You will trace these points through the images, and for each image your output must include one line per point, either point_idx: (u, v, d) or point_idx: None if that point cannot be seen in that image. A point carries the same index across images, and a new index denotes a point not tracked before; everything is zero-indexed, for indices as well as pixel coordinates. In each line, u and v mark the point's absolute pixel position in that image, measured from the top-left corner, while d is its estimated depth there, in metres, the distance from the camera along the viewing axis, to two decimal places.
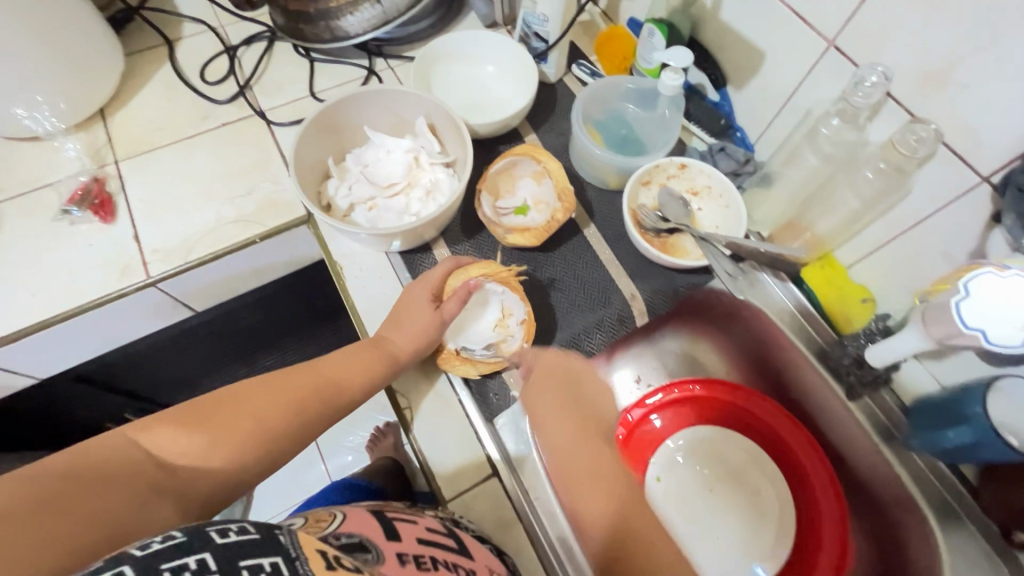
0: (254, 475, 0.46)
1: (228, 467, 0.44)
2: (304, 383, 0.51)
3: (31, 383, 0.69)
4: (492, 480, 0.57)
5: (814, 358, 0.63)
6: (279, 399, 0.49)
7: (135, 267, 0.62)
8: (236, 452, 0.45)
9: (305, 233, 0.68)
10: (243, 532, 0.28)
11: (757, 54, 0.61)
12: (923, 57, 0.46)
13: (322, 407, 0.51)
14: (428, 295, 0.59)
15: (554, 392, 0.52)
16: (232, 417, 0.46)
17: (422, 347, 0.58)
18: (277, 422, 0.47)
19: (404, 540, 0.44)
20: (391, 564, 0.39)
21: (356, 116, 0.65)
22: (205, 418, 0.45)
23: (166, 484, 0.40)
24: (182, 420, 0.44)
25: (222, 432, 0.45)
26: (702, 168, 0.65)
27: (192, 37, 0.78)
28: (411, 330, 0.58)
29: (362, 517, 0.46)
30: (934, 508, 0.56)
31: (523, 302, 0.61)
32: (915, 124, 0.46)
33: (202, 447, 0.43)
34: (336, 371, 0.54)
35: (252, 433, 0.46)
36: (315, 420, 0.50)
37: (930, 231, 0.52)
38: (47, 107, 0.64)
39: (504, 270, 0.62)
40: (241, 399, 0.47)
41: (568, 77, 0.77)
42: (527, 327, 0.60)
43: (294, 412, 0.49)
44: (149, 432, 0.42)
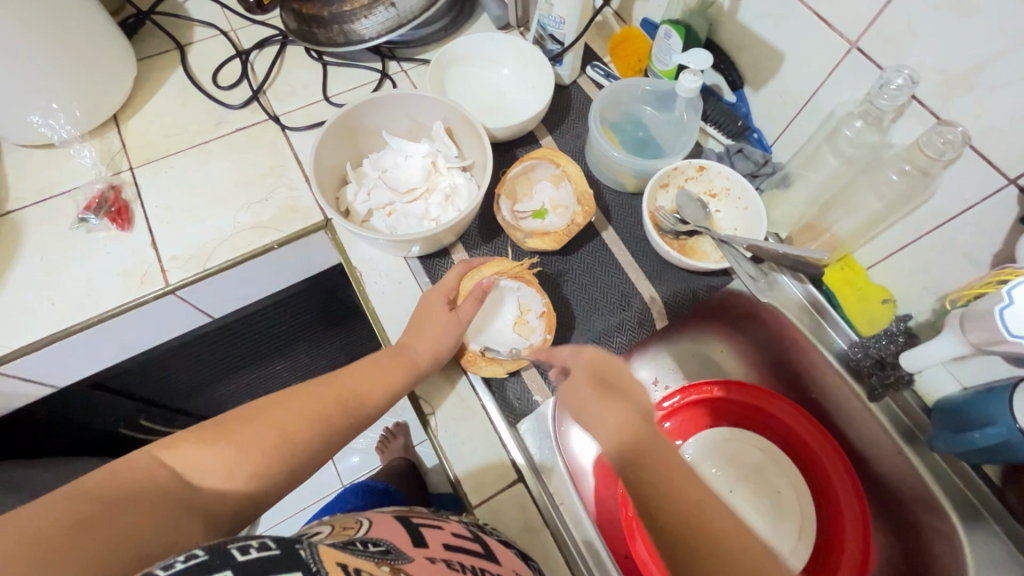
0: (284, 484, 0.46)
1: (252, 484, 0.44)
2: (326, 394, 0.50)
3: (49, 393, 0.69)
4: (518, 485, 0.56)
5: (833, 358, 0.64)
6: (302, 410, 0.48)
7: (154, 275, 0.62)
8: (259, 465, 0.44)
9: (323, 239, 0.68)
10: (264, 549, 0.28)
11: (776, 56, 0.60)
12: (950, 60, 0.46)
13: (346, 419, 0.50)
14: (441, 301, 0.58)
15: (592, 383, 0.47)
16: (256, 430, 0.45)
17: (442, 354, 0.57)
18: (302, 435, 0.47)
19: (432, 545, 0.43)
20: (418, 562, 0.39)
21: (373, 120, 0.64)
22: (228, 433, 0.44)
23: (191, 504, 0.40)
24: (202, 436, 0.43)
25: (245, 446, 0.44)
26: (721, 170, 0.65)
27: (204, 41, 0.78)
28: (432, 336, 0.57)
29: (389, 525, 0.46)
30: (958, 508, 0.57)
31: (540, 295, 0.61)
32: (941, 127, 0.46)
33: (226, 464, 0.43)
34: (359, 380, 0.53)
35: (275, 448, 0.45)
36: (339, 432, 0.49)
37: (953, 233, 0.52)
38: (62, 115, 0.64)
39: (516, 265, 0.62)
40: (265, 412, 0.47)
41: (582, 79, 0.77)
42: (546, 320, 0.60)
43: (318, 422, 0.48)
44: (175, 450, 0.42)
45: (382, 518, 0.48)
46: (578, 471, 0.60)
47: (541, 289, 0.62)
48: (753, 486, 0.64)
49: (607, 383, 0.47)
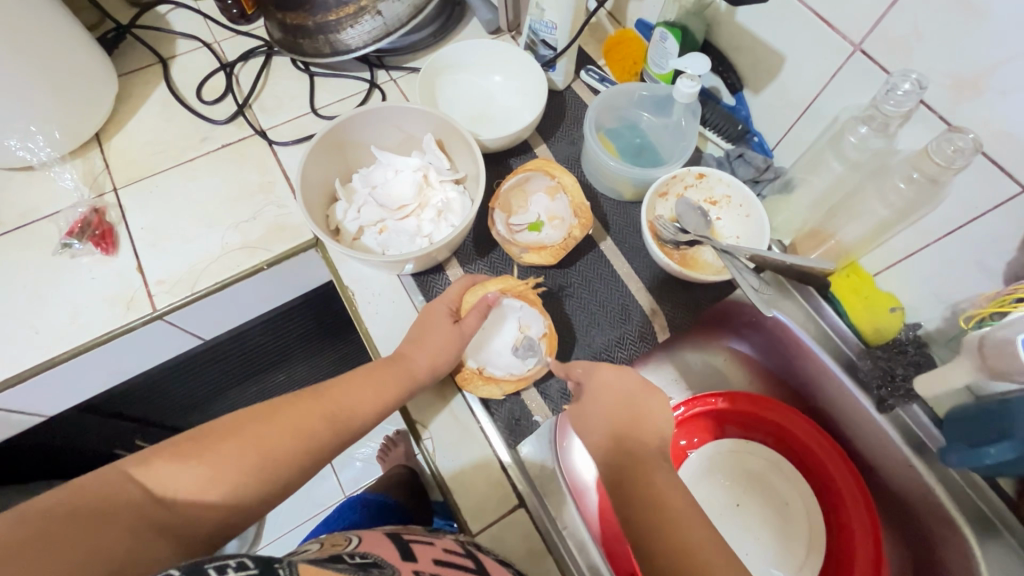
0: (262, 502, 0.45)
1: (228, 500, 0.43)
2: (312, 408, 0.48)
3: (38, 421, 0.67)
4: (519, 510, 0.54)
5: (841, 368, 0.61)
6: (286, 424, 0.46)
7: (141, 300, 0.60)
8: (235, 488, 0.43)
9: (314, 257, 0.66)
10: (242, 568, 0.27)
11: (777, 59, 0.58)
12: (959, 63, 0.44)
13: (331, 435, 0.48)
14: (445, 313, 0.57)
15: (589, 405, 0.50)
16: (237, 447, 0.44)
17: (441, 366, 0.55)
18: (281, 451, 0.45)
19: (420, 561, 0.43)
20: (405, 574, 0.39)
21: (362, 134, 0.63)
22: (206, 449, 0.43)
23: (165, 522, 0.40)
24: (180, 452, 0.42)
25: (222, 464, 0.43)
26: (721, 177, 0.63)
27: (187, 54, 0.76)
28: (432, 346, 0.55)
29: (379, 541, 0.45)
30: (972, 521, 0.55)
31: (543, 316, 0.58)
32: (951, 134, 0.44)
33: (203, 482, 0.42)
34: (348, 392, 0.51)
35: (255, 464, 0.44)
36: (325, 449, 0.48)
37: (962, 241, 0.50)
38: (41, 137, 0.62)
39: (521, 283, 0.60)
40: (245, 425, 0.45)
41: (576, 83, 0.74)
42: (547, 342, 0.58)
43: (301, 438, 0.46)
44: (147, 464, 0.41)
45: (373, 536, 0.47)
46: (581, 488, 0.58)
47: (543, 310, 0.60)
48: (758, 496, 0.64)
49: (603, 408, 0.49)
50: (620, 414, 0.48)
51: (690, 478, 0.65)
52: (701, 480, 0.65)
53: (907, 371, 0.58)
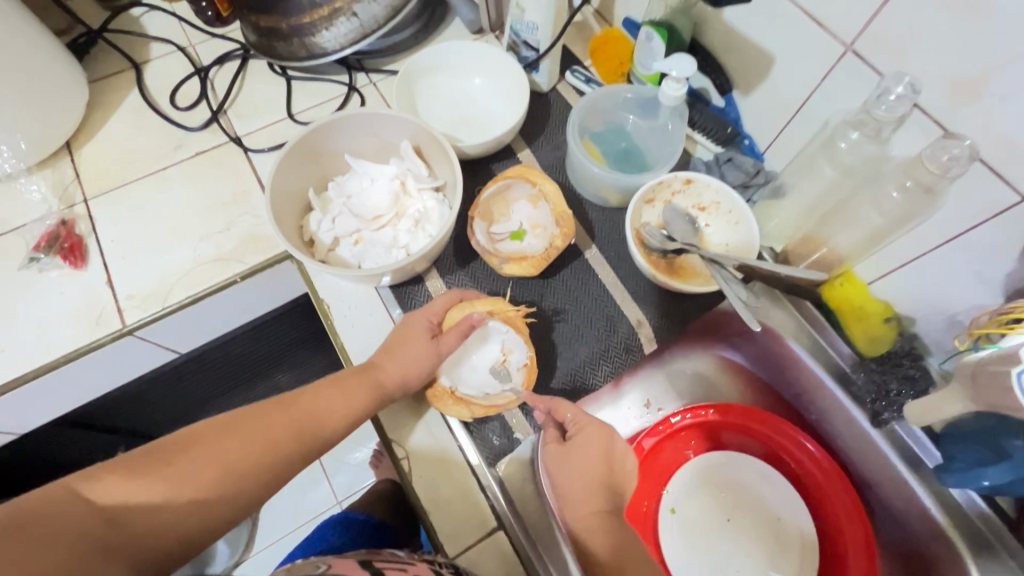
0: (227, 516, 0.43)
1: (188, 514, 0.41)
2: (278, 419, 0.47)
3: (10, 438, 0.65)
4: (498, 533, 0.52)
5: (834, 382, 0.59)
6: (250, 435, 0.45)
7: (110, 315, 0.59)
8: (195, 502, 0.41)
9: (290, 269, 0.64)
10: None
11: (766, 59, 0.56)
12: (954, 65, 0.41)
13: (300, 445, 0.47)
14: (425, 326, 0.55)
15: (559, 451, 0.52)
16: (198, 460, 0.42)
17: (413, 379, 0.53)
18: (247, 463, 0.44)
19: None
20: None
21: (336, 141, 0.60)
22: (162, 464, 0.41)
23: (120, 543, 0.37)
24: (135, 467, 0.40)
25: (182, 477, 0.41)
26: (709, 183, 0.61)
27: (161, 59, 0.74)
28: (405, 359, 0.53)
29: (350, 567, 0.44)
30: (969, 542, 0.53)
31: (527, 346, 0.56)
32: (946, 141, 0.42)
33: (161, 494, 0.40)
34: (316, 401, 0.50)
35: (218, 477, 0.42)
36: (291, 461, 0.46)
37: (959, 251, 0.48)
38: (7, 148, 0.60)
39: (511, 308, 0.57)
40: (206, 438, 0.44)
41: (561, 85, 0.72)
42: (527, 372, 0.55)
43: (268, 450, 0.45)
44: (97, 481, 0.38)
45: (342, 563, 0.45)
46: None
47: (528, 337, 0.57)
48: (747, 514, 0.62)
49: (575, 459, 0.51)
50: (597, 475, 0.50)
51: (678, 493, 0.63)
52: (690, 495, 0.63)
53: (901, 387, 0.55)
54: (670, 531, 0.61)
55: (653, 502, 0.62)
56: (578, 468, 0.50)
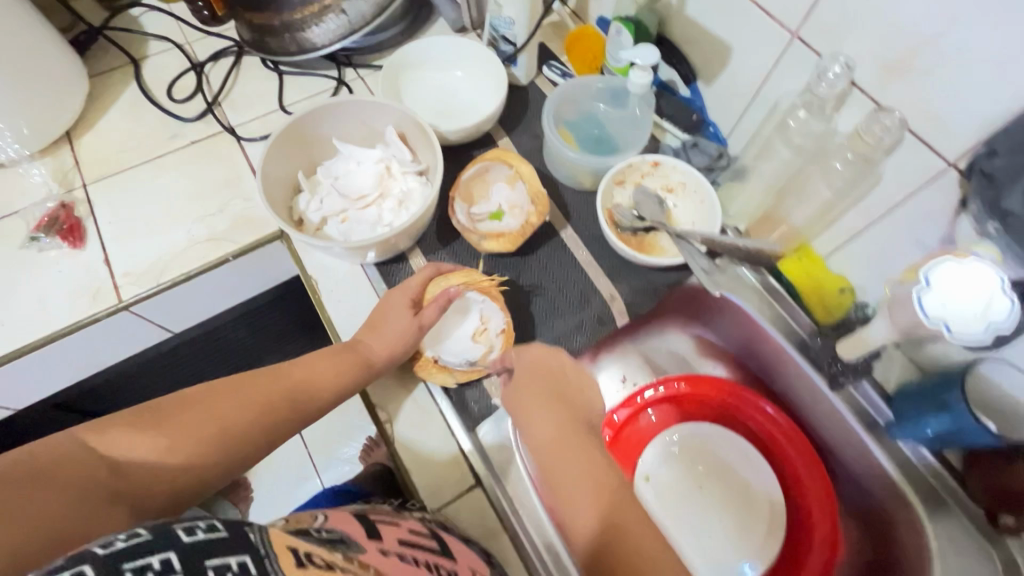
0: (223, 470, 0.47)
1: (187, 467, 0.44)
2: (272, 385, 0.51)
3: (6, 415, 0.67)
4: (475, 490, 0.55)
5: (794, 350, 0.63)
6: (246, 398, 0.49)
7: (107, 291, 0.61)
8: (194, 457, 0.44)
9: (280, 249, 0.67)
10: (211, 530, 0.28)
11: (724, 49, 0.60)
12: (884, 45, 0.46)
13: (291, 413, 0.50)
14: (405, 301, 0.58)
15: (534, 387, 0.51)
16: (198, 418, 0.46)
17: (398, 354, 0.56)
18: (242, 424, 0.47)
19: (386, 539, 0.43)
20: (371, 552, 0.39)
21: (324, 127, 0.64)
22: (164, 420, 0.45)
23: (122, 489, 0.40)
24: (140, 423, 0.43)
25: (181, 433, 0.44)
26: (676, 164, 0.65)
27: (159, 55, 0.77)
28: (388, 334, 0.56)
29: (344, 520, 0.46)
30: (923, 497, 0.57)
31: (503, 312, 0.60)
32: (879, 113, 0.46)
33: (162, 446, 0.43)
34: (308, 373, 0.53)
35: (215, 434, 0.46)
36: (282, 424, 0.50)
37: (900, 219, 0.51)
38: (10, 134, 0.63)
39: (485, 278, 0.61)
40: (206, 399, 0.47)
41: (539, 79, 0.76)
42: (506, 337, 0.59)
43: (260, 414, 0.49)
44: (106, 433, 0.42)
45: (337, 515, 0.48)
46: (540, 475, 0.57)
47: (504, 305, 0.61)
48: (718, 482, 0.64)
49: (549, 393, 0.51)
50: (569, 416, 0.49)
51: (654, 462, 0.66)
52: (665, 464, 0.66)
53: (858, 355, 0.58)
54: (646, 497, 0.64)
55: (630, 470, 0.65)
56: (545, 403, 0.50)
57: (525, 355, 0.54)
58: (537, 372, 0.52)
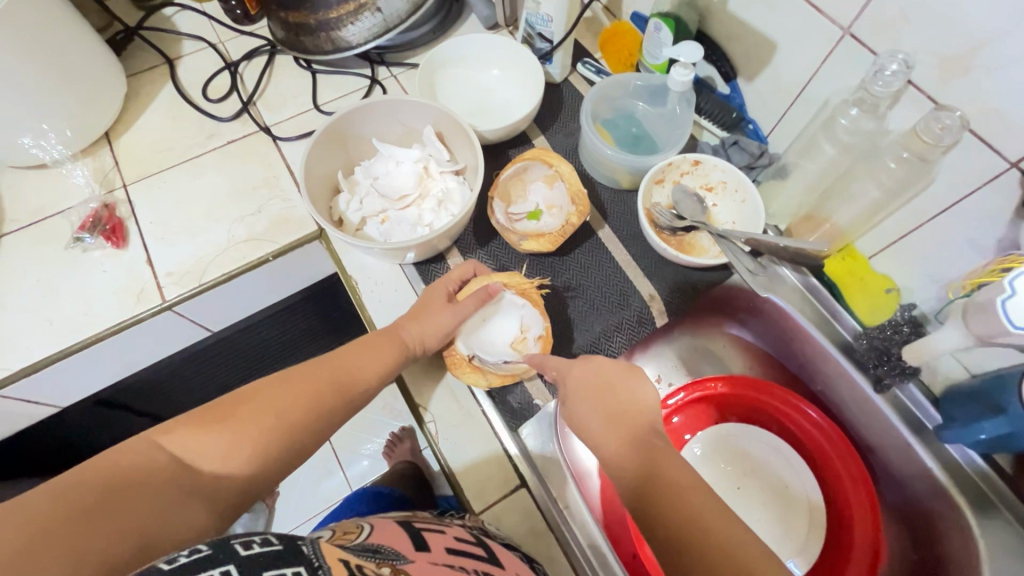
0: (287, 461, 0.46)
1: (252, 462, 0.43)
2: (321, 374, 0.50)
3: (51, 413, 0.68)
4: (521, 491, 0.55)
5: (838, 351, 0.62)
6: (297, 389, 0.48)
7: (150, 291, 0.62)
8: (256, 450, 0.43)
9: (318, 249, 0.68)
10: (267, 544, 0.29)
11: (768, 45, 0.59)
12: (945, 42, 0.44)
13: (342, 399, 0.50)
14: (442, 296, 0.58)
15: (590, 397, 0.49)
16: (257, 413, 0.45)
17: (429, 341, 0.56)
18: (298, 414, 0.46)
19: (435, 549, 0.43)
20: (418, 563, 0.39)
21: (364, 126, 0.64)
22: (224, 416, 0.44)
23: (193, 486, 0.40)
24: (200, 420, 0.43)
25: (242, 428, 0.43)
26: (717, 164, 0.64)
27: (193, 54, 0.78)
28: (427, 325, 0.56)
29: (391, 530, 0.45)
30: (970, 499, 0.55)
31: (543, 317, 0.59)
32: (939, 112, 0.45)
33: (224, 443, 0.42)
34: (352, 361, 0.52)
35: (272, 425, 0.45)
36: (335, 412, 0.49)
37: (954, 219, 0.51)
38: (53, 135, 0.64)
39: (526, 282, 0.61)
40: (260, 392, 0.47)
41: (573, 76, 0.75)
42: (543, 343, 0.58)
43: (313, 402, 0.48)
44: (171, 434, 0.41)
45: (384, 524, 0.48)
46: (582, 471, 0.59)
47: (544, 312, 0.61)
48: (755, 482, 0.65)
49: (609, 400, 0.49)
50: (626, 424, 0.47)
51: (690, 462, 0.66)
52: (703, 465, 0.66)
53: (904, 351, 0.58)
54: None
55: None
56: (598, 410, 0.48)
57: (573, 368, 0.52)
58: (587, 381, 0.50)
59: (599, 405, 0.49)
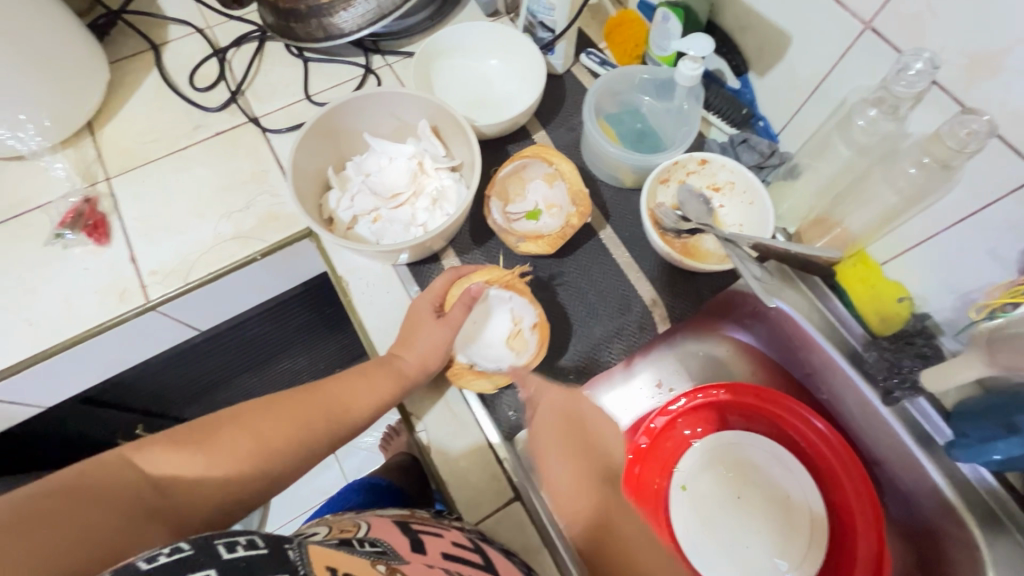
0: (261, 488, 0.45)
1: (223, 488, 0.43)
2: (306, 403, 0.49)
3: (37, 412, 0.67)
4: (515, 504, 0.54)
5: (846, 360, 0.60)
6: (280, 418, 0.47)
7: (134, 291, 0.60)
8: (230, 476, 0.43)
9: (308, 247, 0.65)
10: (251, 547, 0.27)
11: (783, 39, 0.56)
12: (975, 40, 0.41)
13: (326, 426, 0.49)
14: (429, 308, 0.55)
15: (558, 434, 0.50)
16: (235, 435, 0.45)
17: (432, 365, 0.54)
18: (279, 442, 0.46)
19: (431, 553, 0.41)
20: (414, 564, 0.38)
21: (356, 120, 0.61)
22: (204, 437, 0.44)
23: (161, 507, 0.39)
24: (180, 440, 0.43)
25: (219, 453, 0.43)
26: (724, 163, 0.61)
27: (179, 40, 0.74)
28: (421, 348, 0.54)
29: (388, 529, 0.44)
30: (980, 517, 0.53)
31: (533, 305, 0.57)
32: (965, 116, 0.42)
33: (199, 467, 0.42)
34: (341, 389, 0.52)
35: (251, 452, 0.45)
36: (318, 441, 0.48)
37: (975, 227, 0.48)
38: (31, 126, 0.61)
39: (507, 273, 0.58)
40: (244, 416, 0.46)
41: (576, 67, 0.72)
42: (540, 332, 0.56)
43: (295, 430, 0.47)
44: (147, 450, 0.41)
45: (381, 522, 0.46)
46: None
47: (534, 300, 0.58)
48: (758, 491, 0.62)
49: (576, 440, 0.50)
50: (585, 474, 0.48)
51: (689, 470, 0.64)
52: (702, 474, 0.64)
53: (915, 363, 0.55)
54: (681, 506, 0.62)
55: (664, 478, 0.63)
56: (564, 456, 0.49)
57: (548, 394, 0.52)
58: (558, 418, 0.51)
59: (566, 446, 0.50)
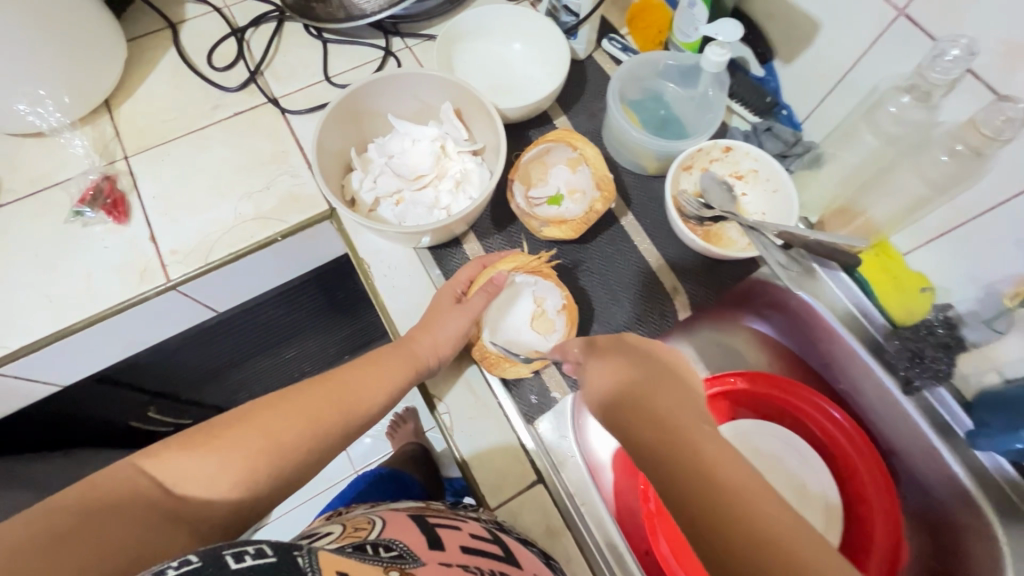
0: (278, 486, 0.43)
1: (237, 489, 0.40)
2: (317, 396, 0.47)
3: (53, 391, 0.66)
4: (538, 487, 0.54)
5: (868, 351, 0.60)
6: (289, 412, 0.44)
7: (154, 269, 0.60)
8: (243, 475, 0.40)
9: (328, 229, 0.65)
10: (259, 556, 0.27)
11: (811, 26, 0.56)
12: (1012, 27, 0.41)
13: (340, 417, 0.47)
14: (451, 298, 0.56)
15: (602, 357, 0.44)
16: (242, 432, 0.42)
17: (447, 351, 0.54)
18: (290, 437, 0.43)
19: (449, 549, 0.41)
20: (429, 566, 0.37)
21: (379, 103, 0.61)
22: (210, 439, 0.41)
23: (176, 514, 0.37)
24: (184, 443, 0.40)
25: (228, 452, 0.40)
26: (748, 151, 0.61)
27: (197, 19, 0.74)
28: (440, 333, 0.54)
29: (404, 525, 0.43)
30: (995, 502, 0.54)
31: (560, 288, 0.57)
32: (1001, 103, 0.42)
33: (210, 469, 0.39)
34: (352, 380, 0.50)
35: (263, 448, 0.42)
36: (332, 433, 0.46)
37: (1002, 217, 0.48)
38: (50, 102, 0.60)
39: (533, 259, 0.57)
40: (251, 414, 0.43)
41: (598, 53, 0.72)
42: (567, 314, 0.56)
43: (309, 423, 0.45)
44: (153, 456, 0.39)
45: (396, 518, 0.46)
46: (597, 464, 0.57)
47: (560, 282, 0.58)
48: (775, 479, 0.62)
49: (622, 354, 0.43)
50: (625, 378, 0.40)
51: None
52: None
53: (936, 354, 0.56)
54: None
55: None
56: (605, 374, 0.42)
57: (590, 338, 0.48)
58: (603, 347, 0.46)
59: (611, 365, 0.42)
